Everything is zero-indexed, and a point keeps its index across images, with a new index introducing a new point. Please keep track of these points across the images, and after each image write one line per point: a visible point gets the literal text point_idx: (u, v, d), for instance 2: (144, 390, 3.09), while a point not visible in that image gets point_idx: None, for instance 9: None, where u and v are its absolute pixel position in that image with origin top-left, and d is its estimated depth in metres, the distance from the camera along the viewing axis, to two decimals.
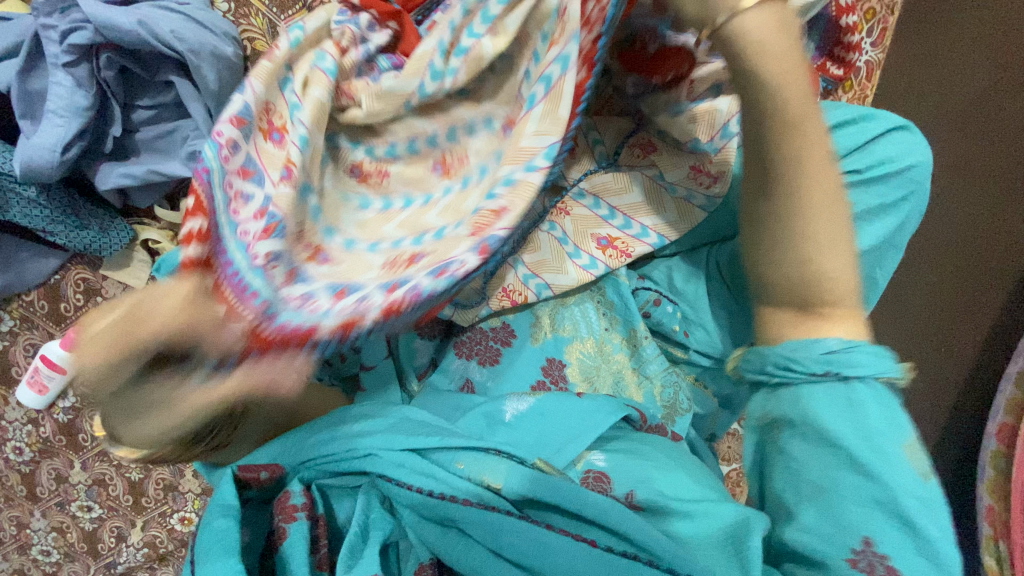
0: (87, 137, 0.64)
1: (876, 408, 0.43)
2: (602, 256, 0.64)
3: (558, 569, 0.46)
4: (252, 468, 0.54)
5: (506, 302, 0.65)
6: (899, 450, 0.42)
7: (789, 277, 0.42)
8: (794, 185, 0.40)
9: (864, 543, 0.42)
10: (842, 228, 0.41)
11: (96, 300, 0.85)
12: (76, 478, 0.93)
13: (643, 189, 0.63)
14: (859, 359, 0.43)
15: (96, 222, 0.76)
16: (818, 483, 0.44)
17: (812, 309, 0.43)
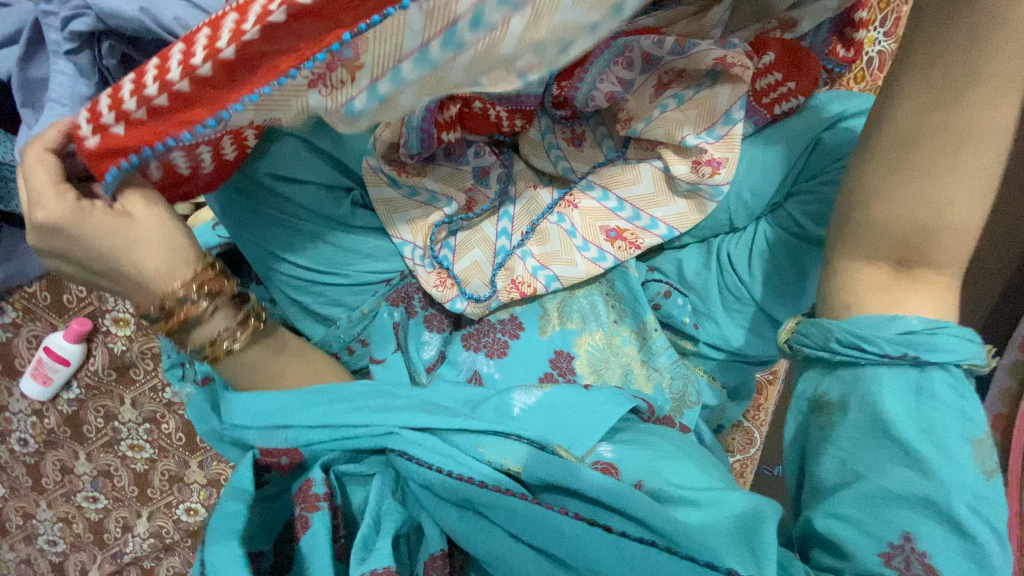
0: None
1: (938, 386, 0.41)
2: (611, 248, 0.64)
3: (577, 554, 0.47)
4: (273, 453, 0.55)
5: (515, 294, 0.64)
6: (964, 445, 0.40)
7: (904, 212, 0.42)
8: (980, 94, 0.37)
9: (903, 537, 0.39)
10: (985, 180, 0.40)
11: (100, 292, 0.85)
12: (82, 469, 0.93)
13: (654, 181, 0.63)
14: (942, 342, 0.42)
15: None
16: (857, 471, 0.43)
17: (907, 269, 0.44)
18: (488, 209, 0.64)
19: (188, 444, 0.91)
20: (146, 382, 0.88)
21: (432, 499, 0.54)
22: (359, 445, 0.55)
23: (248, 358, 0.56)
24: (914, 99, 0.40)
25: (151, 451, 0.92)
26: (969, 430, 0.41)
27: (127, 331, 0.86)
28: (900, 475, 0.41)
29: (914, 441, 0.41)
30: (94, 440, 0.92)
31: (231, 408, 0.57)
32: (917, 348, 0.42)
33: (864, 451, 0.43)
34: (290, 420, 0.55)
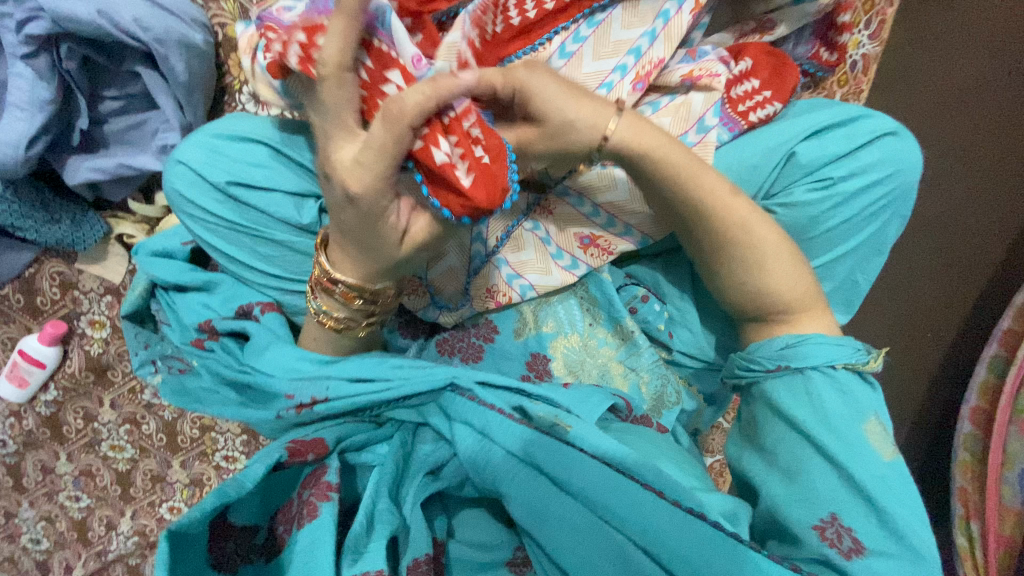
0: (51, 131, 0.62)
1: (823, 389, 0.50)
2: (584, 256, 0.64)
3: (620, 504, 0.48)
4: (300, 448, 0.54)
5: (490, 303, 0.65)
6: (861, 433, 0.48)
7: (734, 298, 0.56)
8: (716, 225, 0.54)
9: (831, 515, 0.47)
10: (779, 247, 0.54)
11: (74, 294, 0.83)
12: (63, 469, 0.93)
13: (629, 189, 0.59)
14: (808, 350, 0.51)
15: (67, 215, 0.74)
16: (790, 465, 0.50)
17: (769, 318, 0.55)
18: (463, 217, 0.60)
19: (169, 444, 0.91)
20: (124, 382, 0.88)
21: (477, 448, 0.54)
22: (413, 389, 0.57)
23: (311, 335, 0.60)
24: (689, 240, 0.56)
25: (132, 452, 0.92)
26: (863, 416, 0.49)
27: (102, 334, 0.85)
28: (820, 471, 0.48)
29: (817, 432, 0.49)
30: (74, 440, 0.92)
31: (263, 356, 0.59)
32: (789, 359, 0.52)
33: (784, 448, 0.51)
34: (335, 371, 0.58)
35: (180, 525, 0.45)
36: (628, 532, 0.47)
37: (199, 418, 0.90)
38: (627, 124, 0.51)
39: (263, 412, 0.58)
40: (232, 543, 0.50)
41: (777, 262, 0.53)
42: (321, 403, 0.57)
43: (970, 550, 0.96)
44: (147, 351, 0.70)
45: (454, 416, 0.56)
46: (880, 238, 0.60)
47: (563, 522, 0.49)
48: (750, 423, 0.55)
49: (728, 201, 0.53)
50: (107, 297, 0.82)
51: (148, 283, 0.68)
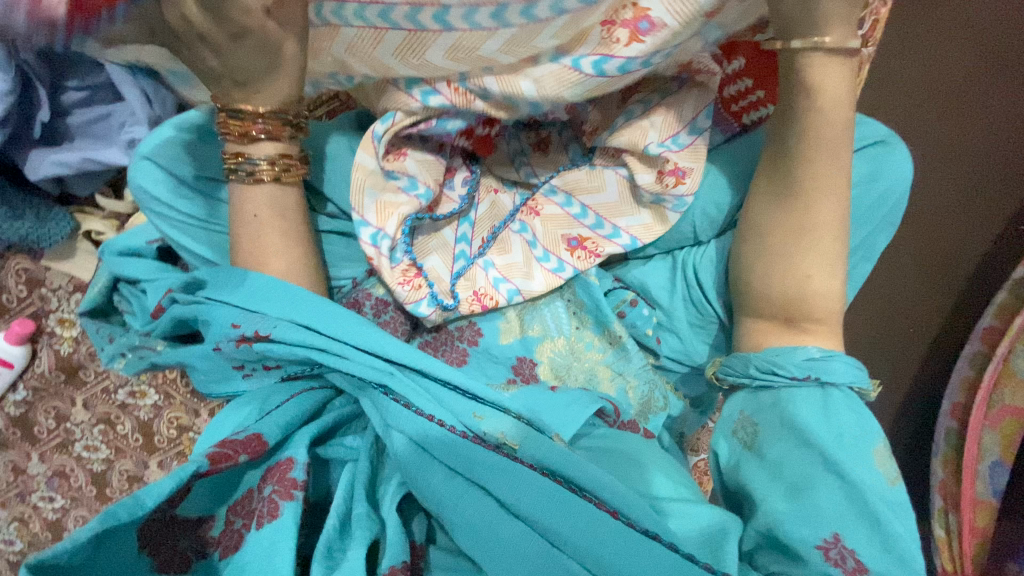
0: (10, 123, 0.58)
1: (841, 406, 0.51)
2: (571, 258, 0.62)
3: (570, 530, 0.46)
4: (228, 452, 0.49)
5: (476, 307, 0.62)
6: (870, 455, 0.49)
7: (782, 287, 0.53)
8: (808, 207, 0.51)
9: (834, 536, 0.47)
10: (836, 252, 0.53)
11: (41, 292, 0.80)
12: (35, 470, 0.90)
13: (619, 190, 0.61)
14: (835, 366, 0.52)
15: (31, 211, 0.69)
16: (796, 478, 0.50)
17: (795, 323, 0.54)
18: (451, 214, 0.61)
19: (145, 444, 0.88)
20: (97, 382, 0.86)
21: (415, 458, 0.51)
22: (350, 369, 0.53)
23: (253, 213, 0.54)
24: (771, 209, 0.53)
25: (107, 452, 0.88)
26: (874, 440, 0.49)
27: (73, 332, 0.82)
28: (827, 488, 0.49)
29: (832, 449, 0.49)
30: (47, 441, 0.89)
31: (224, 288, 0.54)
32: (817, 372, 0.52)
33: (790, 459, 0.50)
34: (283, 311, 0.53)
35: (44, 557, 0.39)
36: (580, 557, 0.45)
37: (175, 418, 0.87)
38: (824, 66, 0.47)
39: (200, 347, 0.56)
40: (184, 539, 0.47)
41: (835, 265, 0.53)
42: (264, 340, 0.53)
43: (948, 541, 0.99)
44: (113, 344, 0.63)
45: (393, 424, 0.52)
46: (867, 245, 0.59)
47: (511, 549, 0.46)
48: (748, 431, 0.54)
49: (829, 190, 0.51)
50: (77, 294, 0.79)
51: (111, 279, 0.64)
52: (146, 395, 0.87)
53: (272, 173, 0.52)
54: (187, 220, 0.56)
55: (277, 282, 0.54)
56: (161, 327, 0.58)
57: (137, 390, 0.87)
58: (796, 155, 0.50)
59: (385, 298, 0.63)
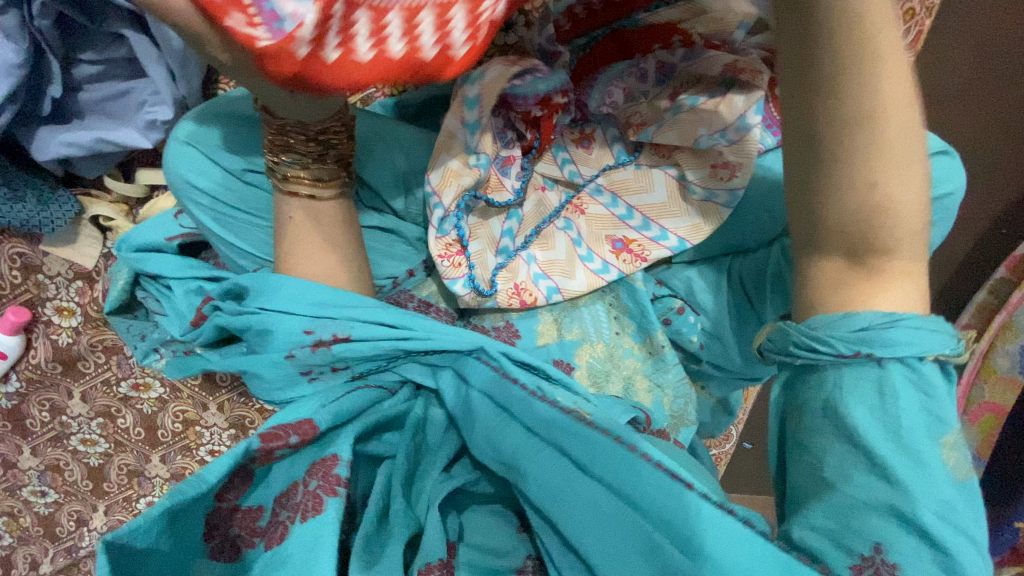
0: (18, 99, 0.52)
1: (898, 385, 0.37)
2: (616, 261, 0.60)
3: (653, 499, 0.40)
4: (276, 436, 0.48)
5: (515, 301, 0.58)
6: (932, 449, 0.36)
7: (841, 205, 0.37)
8: (865, 80, 0.34)
9: (874, 550, 0.35)
10: (912, 145, 0.36)
11: (37, 278, 0.74)
12: (26, 463, 0.85)
13: (667, 190, 0.59)
14: (899, 335, 0.37)
15: (33, 192, 0.63)
16: (828, 480, 0.38)
17: (863, 258, 0.39)
18: (507, 204, 0.58)
19: (148, 438, 0.84)
20: (97, 374, 0.80)
21: (497, 421, 0.49)
22: (441, 347, 0.52)
23: (290, 215, 0.49)
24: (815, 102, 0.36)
25: (106, 446, 0.85)
26: (938, 428, 0.37)
27: (72, 322, 0.77)
28: (866, 482, 0.37)
29: (881, 446, 0.36)
30: (39, 434, 0.84)
31: (275, 293, 0.50)
32: (871, 346, 0.37)
33: (830, 456, 0.38)
34: (356, 309, 0.51)
35: (119, 535, 0.39)
36: (669, 530, 0.39)
37: (181, 412, 0.83)
38: None
39: (268, 355, 0.51)
40: (233, 528, 0.47)
41: (908, 166, 0.36)
42: (342, 343, 0.50)
43: None
44: (145, 342, 0.61)
45: (474, 385, 0.51)
46: None
47: (583, 510, 0.42)
48: (794, 412, 0.42)
49: (875, 46, 0.34)
50: (77, 282, 0.74)
51: (131, 274, 0.60)
52: (150, 388, 0.82)
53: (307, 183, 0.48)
54: (231, 214, 0.52)
55: (335, 289, 0.51)
56: (206, 335, 0.54)
57: (141, 382, 0.81)
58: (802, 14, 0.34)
59: (428, 300, 0.60)
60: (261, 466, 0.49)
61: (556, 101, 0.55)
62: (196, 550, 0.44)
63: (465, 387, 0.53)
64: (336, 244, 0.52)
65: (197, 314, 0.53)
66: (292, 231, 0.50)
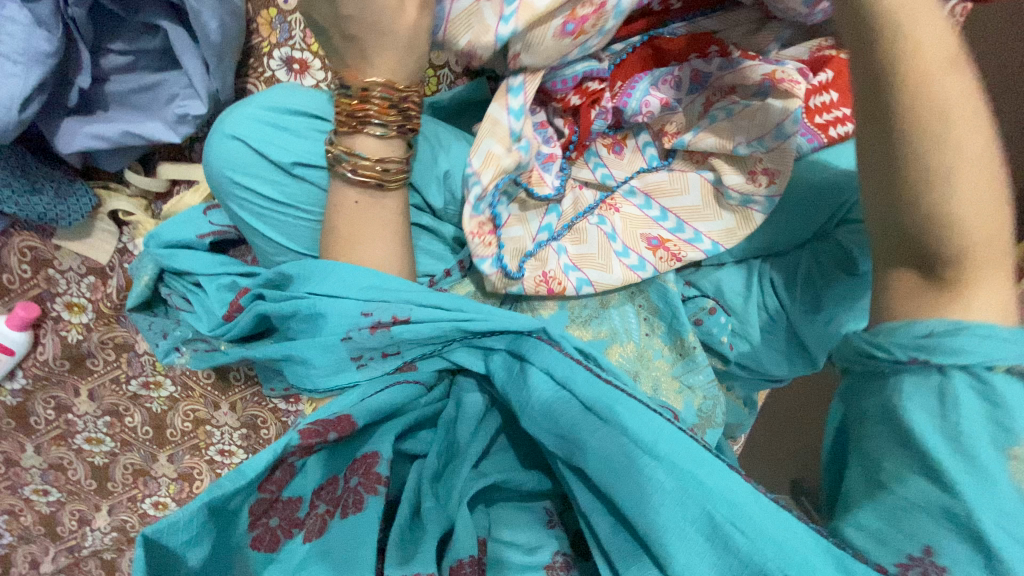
0: (47, 89, 0.51)
1: (965, 393, 0.35)
2: (652, 257, 0.58)
3: (719, 482, 0.40)
4: (318, 432, 0.45)
5: (543, 288, 0.57)
6: (1002, 459, 0.33)
7: (899, 220, 0.39)
8: (916, 104, 0.36)
9: (924, 550, 0.34)
10: (980, 167, 0.37)
11: (48, 273, 0.71)
12: (29, 462, 0.83)
13: (702, 193, 0.59)
14: (971, 343, 0.35)
15: (50, 184, 0.61)
16: (881, 481, 0.37)
17: (935, 276, 0.38)
18: (547, 198, 0.56)
19: (157, 437, 0.83)
20: (106, 372, 0.78)
21: (552, 399, 0.48)
22: (497, 325, 0.52)
23: (354, 200, 0.50)
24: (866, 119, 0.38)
25: (112, 445, 0.83)
26: (1012, 440, 0.33)
27: (83, 319, 0.75)
28: (917, 488, 0.35)
29: (934, 449, 0.35)
30: (44, 433, 0.81)
31: (325, 278, 0.50)
32: (931, 350, 0.36)
33: (887, 459, 0.38)
34: (410, 291, 0.50)
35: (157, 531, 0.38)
36: (729, 512, 0.39)
37: (192, 411, 0.82)
38: None
39: (320, 338, 0.50)
40: (273, 517, 0.45)
41: (975, 187, 0.37)
42: (401, 326, 0.50)
43: None
44: (167, 340, 0.62)
45: (535, 362, 0.50)
46: None
47: (647, 491, 0.41)
48: (855, 418, 0.41)
49: (941, 72, 0.36)
50: (89, 277, 0.72)
51: (156, 270, 0.60)
52: (161, 386, 0.80)
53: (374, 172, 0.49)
54: (272, 207, 0.53)
55: (386, 274, 0.50)
56: (241, 326, 0.53)
57: (152, 380, 0.79)
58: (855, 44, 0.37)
59: None
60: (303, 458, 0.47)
61: (590, 88, 0.53)
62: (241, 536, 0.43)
63: (521, 365, 0.51)
64: (388, 229, 0.51)
65: (234, 304, 0.53)
66: (340, 220, 0.51)
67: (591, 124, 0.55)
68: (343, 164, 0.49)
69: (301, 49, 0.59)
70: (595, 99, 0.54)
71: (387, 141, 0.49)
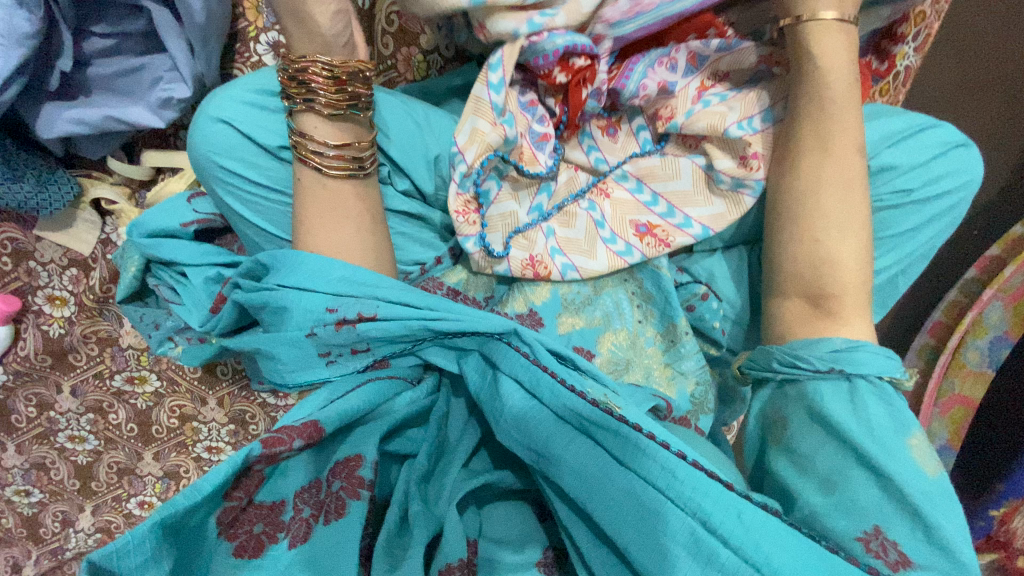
0: (27, 73, 0.51)
1: (869, 397, 0.47)
2: (640, 244, 0.58)
3: (685, 500, 0.40)
4: (280, 440, 0.42)
5: (529, 273, 0.57)
6: (905, 448, 0.45)
7: (794, 249, 0.54)
8: (824, 164, 0.52)
9: (875, 528, 0.43)
10: (855, 223, 0.53)
11: (29, 265, 0.70)
12: (10, 462, 0.81)
13: (694, 179, 0.58)
14: (862, 357, 0.49)
15: (31, 172, 0.60)
16: (829, 476, 0.46)
17: (820, 302, 0.53)
18: (539, 176, 0.56)
19: (142, 435, 0.81)
20: (88, 367, 0.77)
21: (523, 410, 0.47)
22: (467, 325, 0.49)
23: (299, 178, 0.52)
24: (793, 166, 0.54)
25: (96, 443, 0.81)
26: (905, 430, 0.46)
27: (64, 312, 0.73)
28: (862, 483, 0.45)
29: (860, 442, 0.46)
30: (25, 431, 0.80)
31: (295, 269, 0.50)
32: (842, 363, 0.49)
33: (822, 456, 0.47)
34: (378, 289, 0.50)
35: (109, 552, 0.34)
36: (698, 517, 0.39)
37: (177, 407, 0.80)
38: (826, 29, 0.52)
39: (287, 333, 0.49)
40: (257, 524, 0.43)
41: (852, 235, 0.53)
42: (368, 322, 0.48)
43: None
44: (160, 330, 0.60)
45: (504, 370, 0.48)
46: (930, 245, 0.60)
47: (619, 503, 0.41)
48: (777, 425, 0.52)
49: (851, 153, 0.53)
50: (72, 269, 0.71)
51: (143, 261, 0.58)
52: (146, 382, 0.78)
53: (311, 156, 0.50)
54: (258, 191, 0.52)
55: (356, 267, 0.50)
56: (227, 317, 0.53)
57: (137, 375, 0.78)
58: (807, 109, 0.53)
59: (455, 287, 0.59)
60: (274, 467, 0.45)
61: (577, 64, 0.53)
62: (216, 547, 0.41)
63: (494, 371, 0.50)
64: (349, 217, 0.52)
65: (216, 295, 0.52)
66: (322, 196, 0.52)
67: (582, 103, 0.56)
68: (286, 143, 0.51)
69: None
70: (583, 77, 0.54)
71: (310, 118, 0.50)
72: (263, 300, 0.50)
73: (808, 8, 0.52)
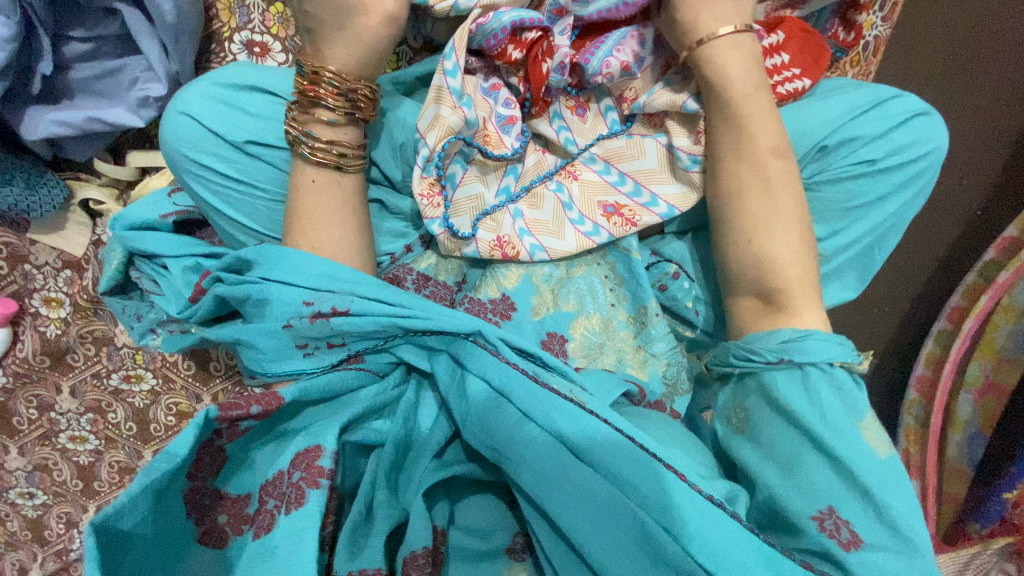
0: (9, 75, 0.53)
1: (821, 383, 0.48)
2: (607, 224, 0.59)
3: (638, 494, 0.42)
4: (238, 405, 0.44)
5: (497, 254, 0.58)
6: (856, 431, 0.45)
7: (734, 253, 0.55)
8: (739, 172, 0.54)
9: (829, 508, 0.44)
10: (788, 220, 0.54)
11: (24, 269, 0.74)
12: (14, 464, 0.83)
13: (658, 158, 0.59)
14: (810, 345, 0.49)
15: (20, 176, 0.63)
16: (788, 455, 0.47)
17: (768, 298, 0.54)
18: (503, 157, 0.57)
19: (140, 433, 0.82)
20: (86, 367, 0.79)
21: (489, 403, 0.48)
22: (437, 324, 0.50)
23: (311, 178, 0.53)
24: (714, 177, 0.56)
25: (96, 443, 0.83)
26: (855, 414, 0.46)
27: (61, 313, 0.76)
28: (818, 468, 0.45)
29: (814, 426, 0.46)
30: (27, 432, 0.82)
31: (278, 264, 0.52)
32: (791, 353, 0.49)
33: (782, 440, 0.48)
34: (354, 285, 0.51)
35: (105, 518, 0.37)
36: (647, 506, 0.41)
37: (174, 404, 0.81)
38: (723, 47, 0.54)
39: (266, 324, 0.51)
40: (219, 514, 0.44)
41: (784, 232, 0.53)
42: (342, 318, 0.49)
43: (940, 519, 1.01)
44: (142, 321, 0.63)
45: (471, 369, 0.49)
46: (902, 215, 0.60)
47: (580, 493, 0.43)
48: (740, 415, 0.52)
49: (767, 157, 0.54)
50: (65, 271, 0.75)
51: (125, 253, 0.60)
52: (142, 380, 0.80)
53: (332, 159, 0.52)
54: (231, 185, 0.54)
55: (336, 264, 0.52)
56: (204, 309, 0.54)
57: (133, 374, 0.80)
58: (719, 126, 0.55)
59: (425, 273, 0.61)
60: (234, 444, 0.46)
61: (527, 38, 0.55)
62: (186, 537, 0.42)
63: (461, 371, 0.50)
64: (337, 216, 0.54)
65: (196, 287, 0.54)
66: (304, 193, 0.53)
67: (545, 77, 0.56)
68: (302, 145, 0.52)
69: (261, 32, 0.61)
70: (538, 52, 0.55)
71: (350, 129, 0.53)
72: (244, 294, 0.52)
73: (705, 31, 0.55)
